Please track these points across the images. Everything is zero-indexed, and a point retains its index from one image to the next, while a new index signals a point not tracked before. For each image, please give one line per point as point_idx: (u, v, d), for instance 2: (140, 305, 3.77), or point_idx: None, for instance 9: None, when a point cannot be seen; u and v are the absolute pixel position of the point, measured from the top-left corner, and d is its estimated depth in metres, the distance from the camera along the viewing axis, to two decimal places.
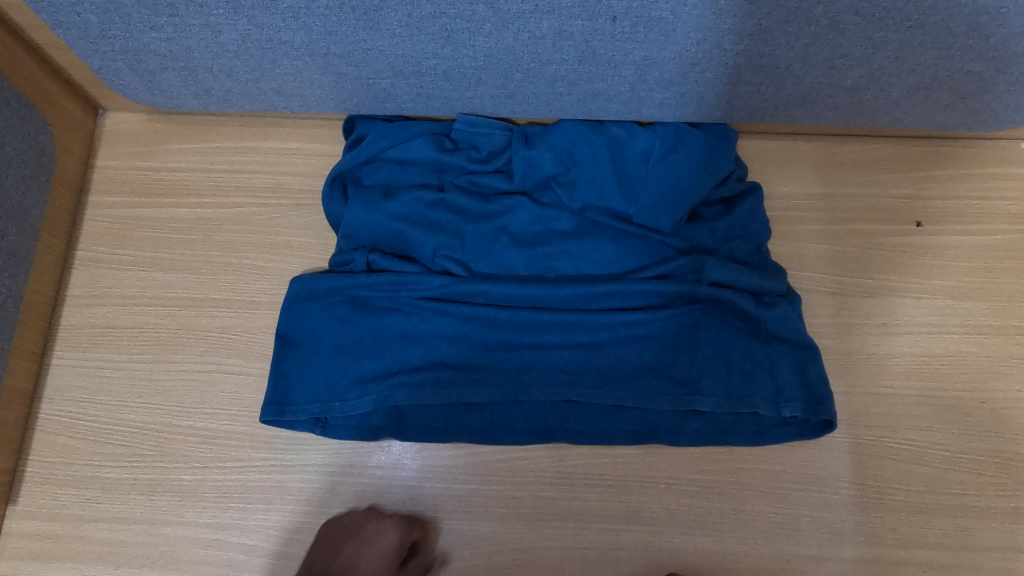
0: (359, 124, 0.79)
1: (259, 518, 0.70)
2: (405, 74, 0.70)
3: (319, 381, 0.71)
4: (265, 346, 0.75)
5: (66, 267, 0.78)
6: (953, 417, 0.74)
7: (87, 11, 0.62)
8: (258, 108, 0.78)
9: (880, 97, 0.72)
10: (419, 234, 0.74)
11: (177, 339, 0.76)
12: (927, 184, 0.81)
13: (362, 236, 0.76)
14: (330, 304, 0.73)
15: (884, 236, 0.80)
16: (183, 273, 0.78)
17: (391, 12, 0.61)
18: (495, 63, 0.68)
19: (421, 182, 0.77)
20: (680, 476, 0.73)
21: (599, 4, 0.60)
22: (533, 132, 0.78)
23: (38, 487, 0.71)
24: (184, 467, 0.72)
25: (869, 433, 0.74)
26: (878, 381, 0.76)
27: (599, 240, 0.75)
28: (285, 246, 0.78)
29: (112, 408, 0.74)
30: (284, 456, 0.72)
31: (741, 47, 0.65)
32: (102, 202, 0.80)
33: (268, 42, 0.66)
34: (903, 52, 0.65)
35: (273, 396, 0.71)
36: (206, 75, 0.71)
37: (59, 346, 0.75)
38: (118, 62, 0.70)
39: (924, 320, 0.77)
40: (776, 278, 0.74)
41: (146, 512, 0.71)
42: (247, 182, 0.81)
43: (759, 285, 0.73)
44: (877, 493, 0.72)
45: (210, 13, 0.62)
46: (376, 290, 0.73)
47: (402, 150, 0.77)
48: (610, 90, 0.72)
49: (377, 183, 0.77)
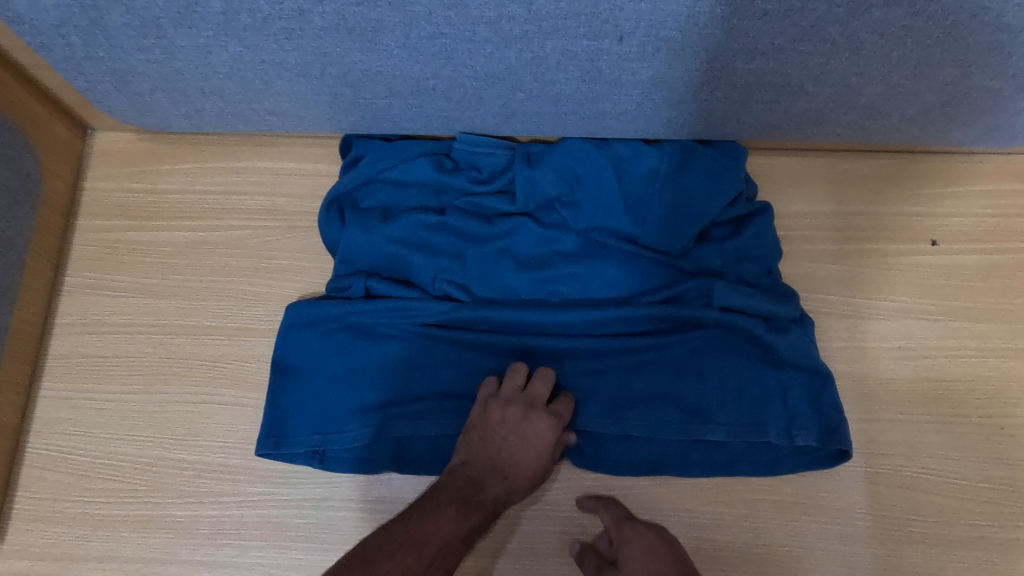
0: (356, 145, 0.77)
1: (256, 555, 0.68)
2: (403, 94, 0.68)
3: (317, 413, 0.68)
4: (260, 375, 0.73)
5: (54, 294, 0.76)
6: (971, 444, 0.72)
7: (71, 33, 0.60)
8: (251, 127, 0.75)
9: (896, 114, 0.69)
10: (418, 257, 0.72)
11: (170, 369, 0.73)
12: (942, 201, 0.78)
13: (360, 261, 0.73)
14: (327, 333, 0.71)
15: (899, 256, 0.77)
16: (175, 299, 0.75)
17: (389, 33, 0.59)
18: (496, 83, 0.66)
19: (421, 203, 0.75)
20: (691, 508, 0.71)
21: (605, 24, 0.57)
22: (536, 151, 0.75)
23: (27, 525, 0.69)
24: (177, 503, 0.70)
25: (884, 462, 0.72)
26: (893, 407, 0.73)
27: (606, 263, 0.72)
28: (280, 271, 0.76)
29: (103, 441, 0.71)
30: (280, 490, 0.70)
31: (752, 66, 0.62)
32: (91, 226, 0.78)
33: (261, 63, 0.63)
34: (922, 71, 0.62)
35: (269, 429, 0.68)
36: (197, 96, 0.69)
37: (48, 377, 0.73)
38: (105, 84, 0.67)
39: (941, 343, 0.75)
40: (789, 302, 0.71)
41: (139, 550, 0.68)
42: (241, 204, 0.78)
43: (772, 310, 0.70)
44: (893, 524, 0.70)
45: (199, 35, 0.60)
46: (375, 317, 0.70)
47: (401, 171, 0.75)
48: (616, 109, 0.70)
49: (375, 206, 0.75)
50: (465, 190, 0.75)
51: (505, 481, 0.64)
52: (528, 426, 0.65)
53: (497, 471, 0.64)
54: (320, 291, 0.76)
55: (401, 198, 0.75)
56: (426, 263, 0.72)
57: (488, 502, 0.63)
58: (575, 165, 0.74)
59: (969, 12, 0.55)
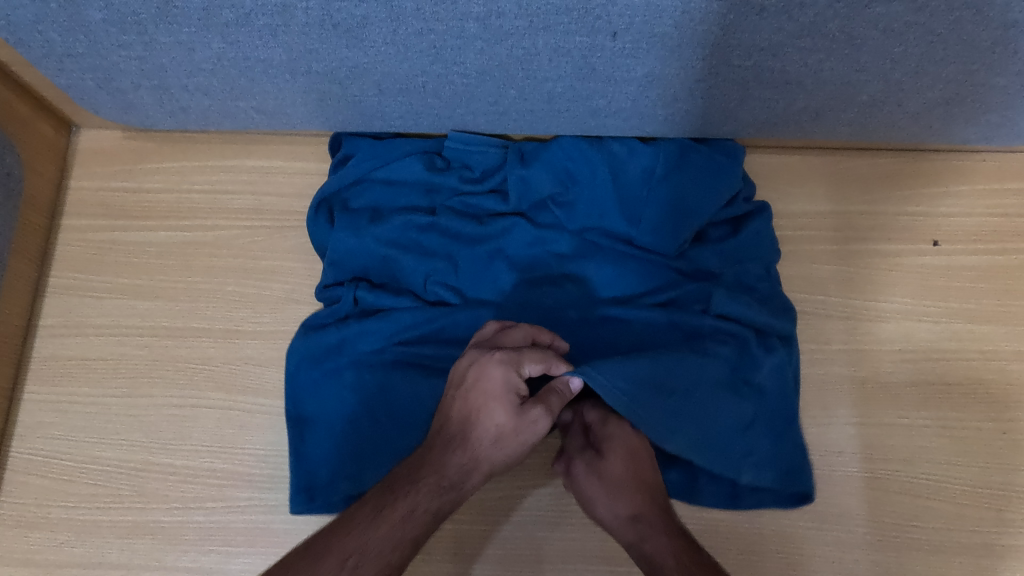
0: (345, 143, 0.75)
1: (243, 562, 0.67)
2: (392, 91, 0.66)
3: (343, 457, 0.66)
4: (248, 378, 0.71)
5: (38, 295, 0.74)
6: (972, 449, 0.71)
7: (50, 29, 0.58)
8: (238, 125, 0.74)
9: (897, 112, 0.68)
10: (409, 260, 0.70)
11: (156, 372, 0.72)
12: (944, 200, 0.77)
13: (349, 263, 0.71)
14: (331, 366, 0.69)
15: (900, 256, 0.76)
16: (161, 301, 0.74)
17: (375, 29, 0.57)
18: (487, 80, 0.64)
19: (411, 203, 0.73)
20: (686, 514, 0.69)
21: (598, 20, 0.56)
22: (529, 149, 0.74)
23: (10, 531, 0.68)
24: (163, 509, 0.68)
25: (883, 467, 0.71)
26: (893, 411, 0.72)
27: (600, 264, 0.71)
28: (268, 272, 0.74)
29: (88, 446, 0.70)
30: (268, 495, 0.69)
31: (750, 63, 0.61)
32: (76, 226, 0.76)
33: (246, 60, 0.62)
34: (924, 67, 0.61)
35: (301, 482, 0.66)
36: (181, 93, 0.67)
37: (32, 380, 0.72)
38: (87, 81, 0.65)
39: (942, 346, 0.73)
40: (785, 317, 0.70)
41: (124, 557, 0.67)
42: (228, 203, 0.76)
43: (768, 322, 0.68)
44: (892, 531, 0.69)
45: (181, 31, 0.58)
46: (368, 329, 0.69)
47: (391, 170, 0.73)
48: (610, 107, 0.68)
49: (364, 205, 0.73)
50: (457, 189, 0.73)
51: (469, 450, 0.57)
52: (488, 381, 0.57)
53: (468, 438, 0.57)
54: (309, 292, 0.74)
55: (391, 199, 0.73)
56: (417, 265, 0.70)
57: (464, 475, 0.56)
58: (569, 164, 0.72)
59: (973, 7, 0.54)
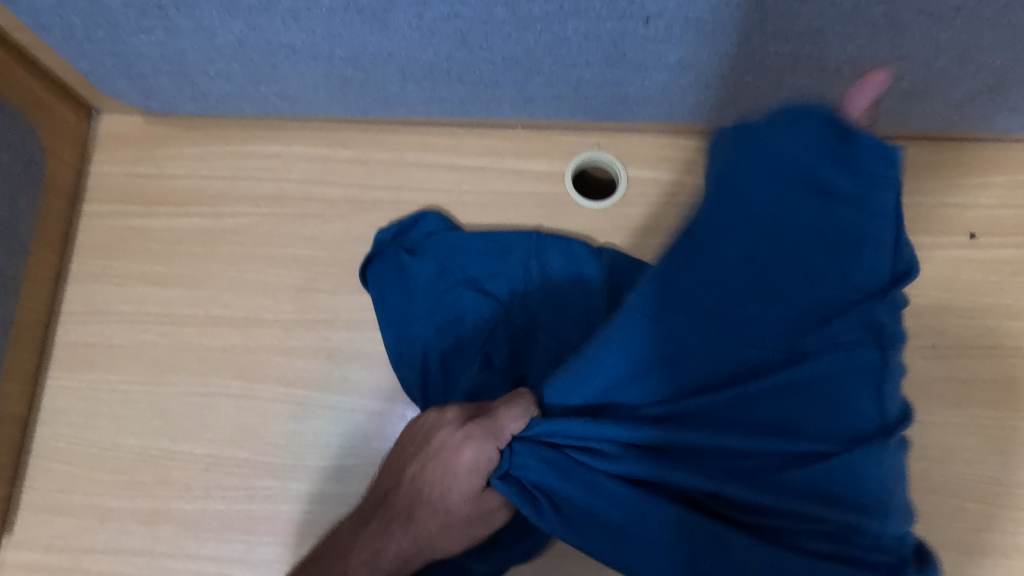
0: (386, 249, 0.71)
1: (265, 550, 0.67)
2: (417, 77, 0.65)
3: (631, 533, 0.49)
4: (269, 366, 0.71)
5: (60, 284, 0.74)
6: (1006, 448, 0.69)
7: (70, 14, 0.57)
8: (259, 110, 0.73)
9: (938, 100, 0.65)
10: (483, 374, 0.65)
11: (177, 360, 0.72)
12: (982, 192, 0.74)
13: (410, 351, 0.68)
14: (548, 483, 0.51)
15: (935, 249, 0.74)
16: (182, 288, 0.74)
17: (401, 13, 0.56)
18: (513, 66, 0.62)
19: (484, 323, 0.67)
20: None
21: (631, 5, 0.54)
22: (545, 245, 0.70)
23: (35, 515, 0.69)
24: (185, 496, 0.68)
25: (914, 465, 0.69)
26: (924, 410, 0.70)
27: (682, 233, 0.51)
28: (288, 260, 0.74)
29: (111, 433, 0.70)
30: (289, 485, 0.68)
31: (786, 50, 0.59)
32: (97, 211, 0.76)
33: (267, 45, 0.60)
34: (969, 55, 0.58)
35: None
36: (203, 79, 0.66)
37: (55, 367, 0.72)
38: (108, 66, 0.64)
39: (977, 341, 0.71)
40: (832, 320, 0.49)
41: (147, 543, 0.68)
42: (248, 189, 0.75)
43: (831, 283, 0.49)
44: (922, 530, 0.68)
45: (202, 15, 0.57)
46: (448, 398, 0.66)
47: (449, 306, 0.69)
48: (639, 93, 0.67)
49: (434, 352, 0.67)
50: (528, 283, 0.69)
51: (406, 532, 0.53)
52: (456, 457, 0.51)
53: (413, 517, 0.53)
54: (329, 280, 0.73)
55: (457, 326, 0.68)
56: (490, 382, 0.64)
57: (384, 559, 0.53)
58: (569, 252, 0.70)
59: None
